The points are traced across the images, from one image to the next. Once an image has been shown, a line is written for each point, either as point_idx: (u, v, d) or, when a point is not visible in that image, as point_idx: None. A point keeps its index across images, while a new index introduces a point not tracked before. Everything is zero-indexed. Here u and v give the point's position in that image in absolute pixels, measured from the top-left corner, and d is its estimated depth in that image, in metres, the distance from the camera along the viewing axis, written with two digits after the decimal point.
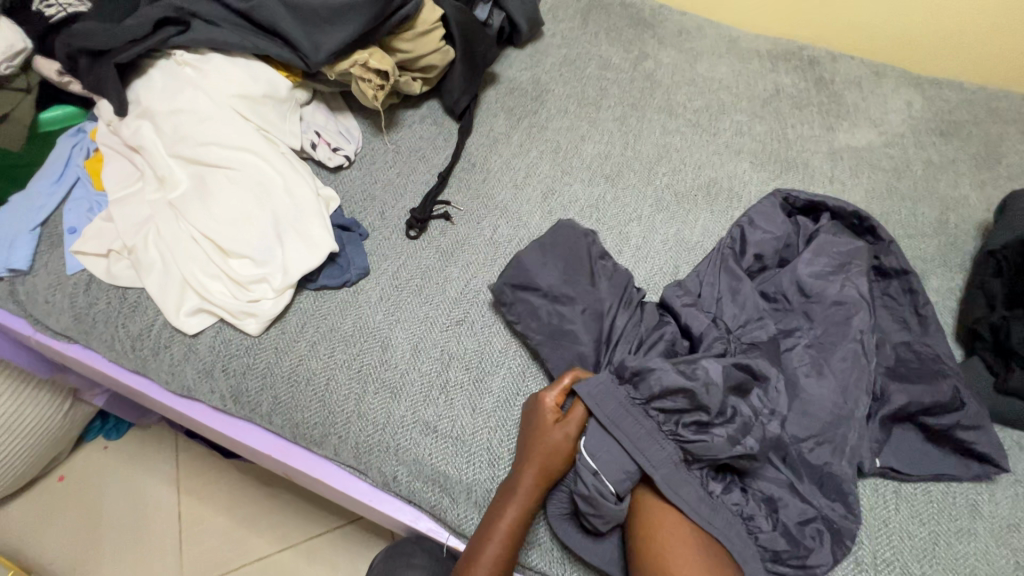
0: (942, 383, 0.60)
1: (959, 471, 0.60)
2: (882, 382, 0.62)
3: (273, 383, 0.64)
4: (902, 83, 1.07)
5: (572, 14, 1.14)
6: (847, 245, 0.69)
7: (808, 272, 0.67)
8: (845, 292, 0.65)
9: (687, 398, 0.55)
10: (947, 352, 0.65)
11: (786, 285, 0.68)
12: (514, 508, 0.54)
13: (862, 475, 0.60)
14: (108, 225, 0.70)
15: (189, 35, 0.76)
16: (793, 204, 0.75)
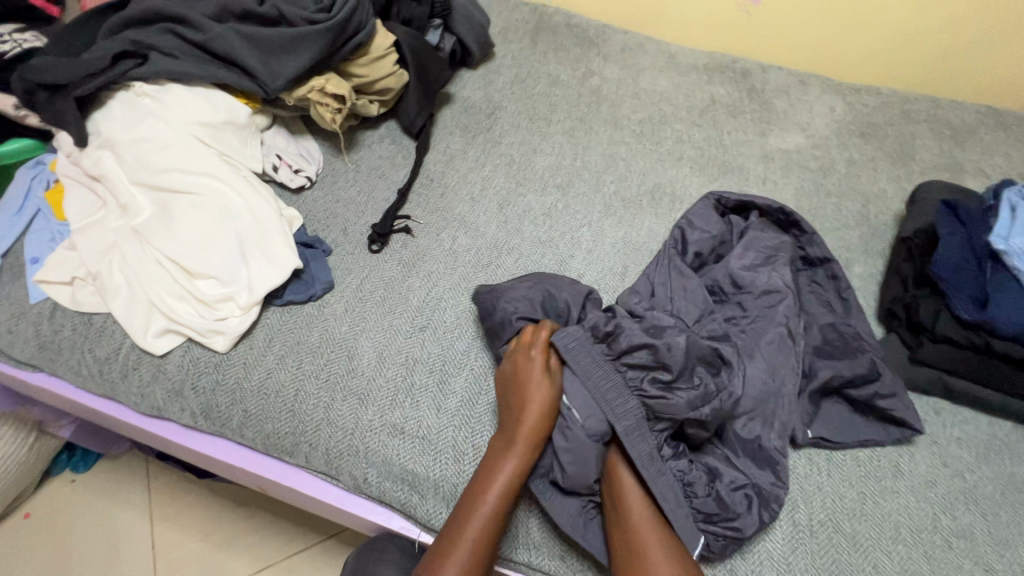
0: (861, 357, 0.67)
1: (881, 436, 0.66)
2: (809, 360, 0.68)
3: (242, 397, 0.66)
4: (825, 90, 1.16)
5: (522, 36, 1.21)
6: (773, 240, 0.76)
7: (739, 265, 0.74)
8: (772, 281, 0.72)
9: (650, 354, 0.61)
10: (866, 330, 0.71)
11: (721, 278, 0.74)
12: (515, 455, 0.59)
13: (797, 447, 0.66)
14: (72, 253, 0.72)
15: (148, 67, 0.78)
16: (726, 205, 0.82)
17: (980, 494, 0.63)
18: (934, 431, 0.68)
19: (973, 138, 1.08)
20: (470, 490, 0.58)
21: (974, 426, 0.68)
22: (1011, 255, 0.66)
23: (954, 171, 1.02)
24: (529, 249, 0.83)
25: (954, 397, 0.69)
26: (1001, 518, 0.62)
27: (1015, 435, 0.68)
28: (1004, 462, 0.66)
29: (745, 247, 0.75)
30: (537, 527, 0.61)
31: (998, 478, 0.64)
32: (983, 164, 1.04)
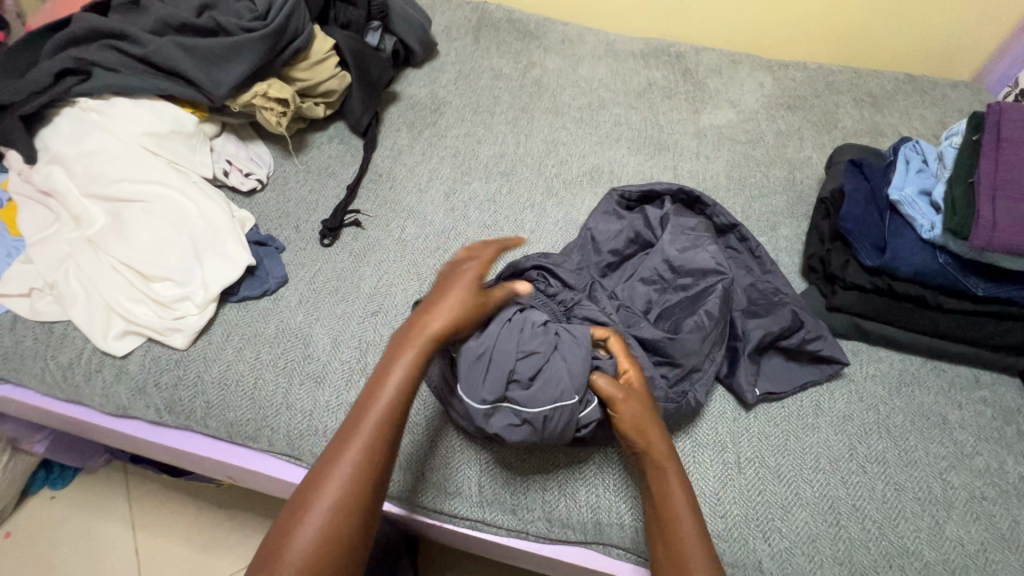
0: (783, 310, 0.70)
1: (818, 376, 0.72)
2: (742, 323, 0.71)
3: (203, 389, 0.70)
4: (756, 67, 1.21)
5: (464, 33, 1.24)
6: (693, 220, 0.79)
7: (673, 249, 0.74)
8: (704, 259, 0.71)
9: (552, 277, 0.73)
10: (785, 284, 0.77)
11: (658, 265, 0.73)
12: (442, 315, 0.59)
13: (749, 408, 0.70)
14: (28, 266, 0.74)
15: (92, 84, 0.81)
16: (630, 198, 0.85)
17: (892, 422, 0.69)
18: (852, 369, 0.74)
19: (893, 104, 1.15)
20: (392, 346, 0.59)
21: (887, 363, 0.74)
22: (903, 203, 0.73)
23: (874, 136, 1.09)
24: (476, 233, 0.87)
25: (869, 338, 0.75)
26: (911, 442, 0.68)
27: (923, 368, 0.74)
28: (914, 393, 0.72)
29: (673, 231, 0.75)
30: (488, 485, 0.64)
31: (909, 407, 0.71)
32: (901, 128, 1.11)
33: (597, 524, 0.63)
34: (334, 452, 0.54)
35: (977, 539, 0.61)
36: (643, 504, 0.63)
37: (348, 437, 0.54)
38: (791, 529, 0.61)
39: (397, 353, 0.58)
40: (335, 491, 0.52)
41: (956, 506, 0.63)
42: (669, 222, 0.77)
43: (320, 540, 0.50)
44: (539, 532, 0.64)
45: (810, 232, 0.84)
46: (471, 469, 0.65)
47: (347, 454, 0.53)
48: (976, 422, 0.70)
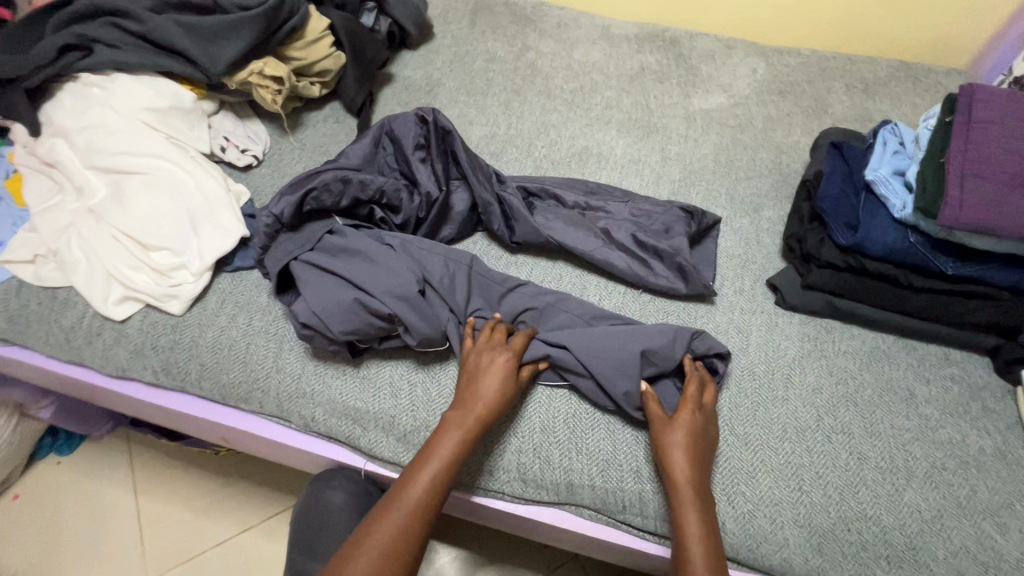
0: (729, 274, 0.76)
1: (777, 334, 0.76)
2: (697, 284, 0.76)
3: (198, 353, 0.73)
4: (750, 52, 1.22)
5: (461, 16, 1.26)
6: (658, 209, 0.84)
7: (646, 231, 0.81)
8: (676, 243, 0.79)
9: (506, 220, 0.82)
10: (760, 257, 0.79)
11: (626, 235, 0.80)
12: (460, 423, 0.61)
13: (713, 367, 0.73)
14: (32, 234, 0.78)
15: (94, 59, 0.84)
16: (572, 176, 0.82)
17: (860, 396, 0.72)
18: (823, 345, 0.76)
19: (884, 90, 1.15)
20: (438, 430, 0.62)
21: (859, 340, 0.76)
22: (877, 183, 0.75)
23: (863, 122, 1.10)
24: None
25: (842, 316, 0.77)
26: (876, 414, 0.70)
27: (894, 345, 0.76)
28: (883, 368, 0.74)
29: (651, 218, 0.83)
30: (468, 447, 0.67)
31: (877, 382, 0.73)
32: (891, 114, 1.11)
33: (571, 486, 0.65)
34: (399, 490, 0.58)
35: (934, 505, 0.63)
36: (615, 466, 0.65)
37: (414, 478, 0.58)
38: (755, 493, 0.64)
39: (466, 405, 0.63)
40: (399, 517, 0.55)
41: (916, 474, 0.65)
42: (646, 209, 0.84)
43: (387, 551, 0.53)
44: (516, 493, 0.67)
45: (790, 215, 0.86)
46: None
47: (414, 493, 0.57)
48: (942, 396, 0.72)
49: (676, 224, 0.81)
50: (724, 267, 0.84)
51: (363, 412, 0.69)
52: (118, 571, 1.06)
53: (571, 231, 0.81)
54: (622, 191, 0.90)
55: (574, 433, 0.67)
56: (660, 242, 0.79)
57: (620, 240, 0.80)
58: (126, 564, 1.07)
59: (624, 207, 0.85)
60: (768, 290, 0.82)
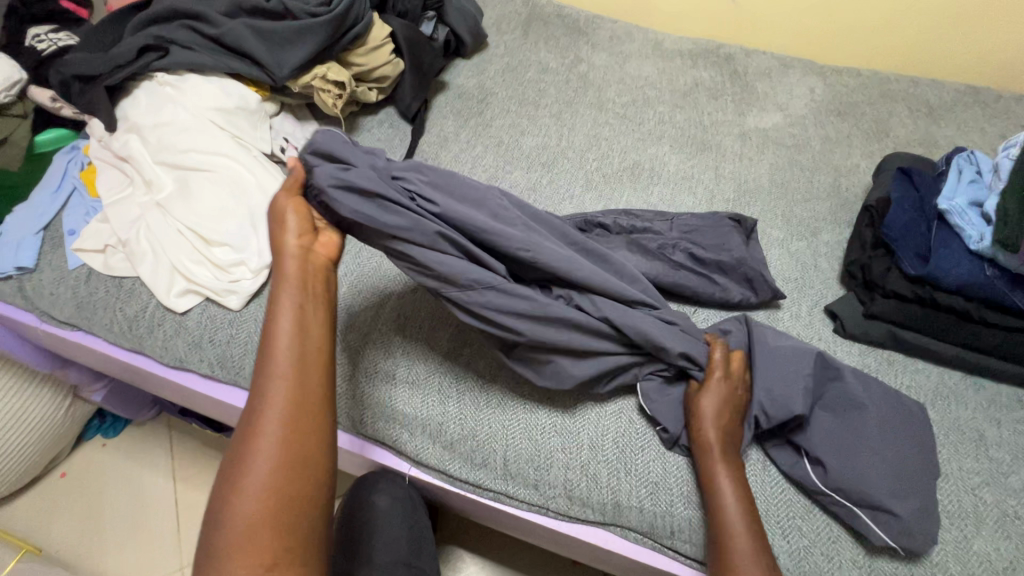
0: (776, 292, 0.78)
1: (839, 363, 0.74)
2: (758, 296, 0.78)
3: (253, 348, 0.75)
4: (808, 71, 1.19)
5: (514, 27, 1.26)
6: (710, 220, 0.84)
7: (701, 248, 0.80)
8: (734, 257, 0.79)
9: None
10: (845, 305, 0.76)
11: (684, 253, 0.79)
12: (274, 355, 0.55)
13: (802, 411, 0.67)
14: (104, 225, 0.81)
15: (169, 60, 0.88)
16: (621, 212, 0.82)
17: None
18: (885, 378, 0.73)
19: (950, 116, 1.11)
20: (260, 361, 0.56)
21: (924, 375, 0.73)
22: (951, 213, 0.72)
23: (929, 147, 1.05)
24: None
25: (906, 349, 0.74)
26: (942, 455, 0.67)
27: (962, 383, 0.72)
28: (950, 407, 0.70)
29: (704, 232, 0.82)
30: (513, 462, 0.67)
31: (943, 420, 0.69)
32: (957, 140, 1.07)
33: (616, 507, 0.64)
34: (246, 438, 0.52)
35: (1007, 557, 0.60)
36: (666, 491, 0.64)
37: (256, 439, 0.51)
38: (812, 529, 0.62)
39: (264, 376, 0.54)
40: (257, 487, 0.49)
41: (987, 522, 0.62)
42: (696, 224, 0.83)
43: (251, 522, 0.48)
44: (550, 503, 0.67)
45: (852, 239, 0.83)
46: (500, 440, 0.68)
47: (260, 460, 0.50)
48: (1015, 441, 0.68)
49: (732, 233, 0.82)
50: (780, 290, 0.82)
51: (419, 422, 0.70)
52: (155, 554, 1.09)
53: (633, 256, 0.79)
54: (656, 210, 0.88)
55: (623, 454, 0.66)
56: (716, 258, 0.78)
57: (677, 258, 0.78)
58: (162, 548, 1.10)
59: (670, 225, 0.84)
60: (826, 316, 0.79)
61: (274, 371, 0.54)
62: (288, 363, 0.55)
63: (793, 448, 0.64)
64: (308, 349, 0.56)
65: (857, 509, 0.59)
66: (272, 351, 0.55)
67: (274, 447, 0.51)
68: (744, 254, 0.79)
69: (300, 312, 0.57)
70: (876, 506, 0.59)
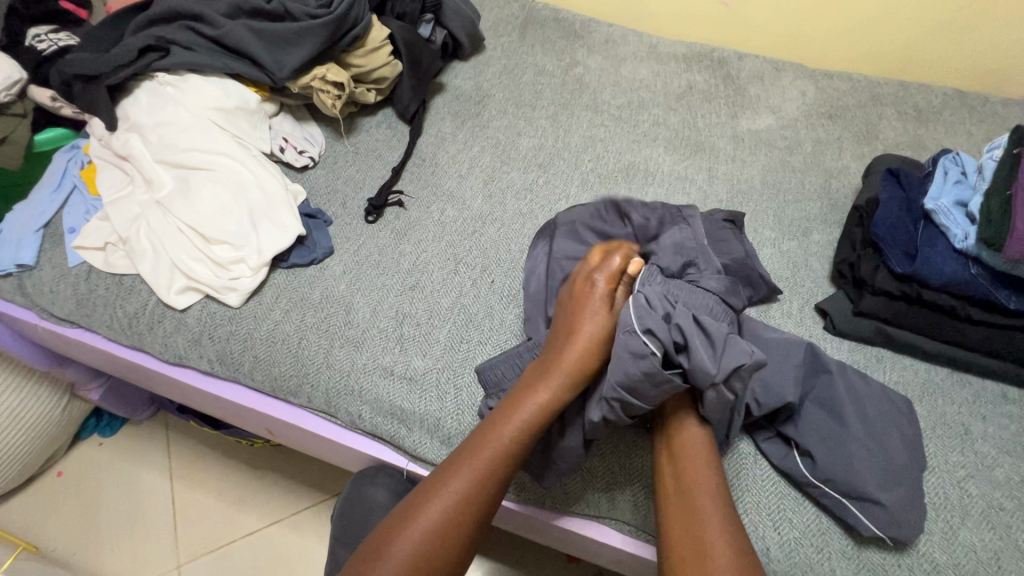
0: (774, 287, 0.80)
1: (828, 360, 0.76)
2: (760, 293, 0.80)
3: (252, 345, 0.76)
4: (799, 75, 1.21)
5: (511, 30, 1.28)
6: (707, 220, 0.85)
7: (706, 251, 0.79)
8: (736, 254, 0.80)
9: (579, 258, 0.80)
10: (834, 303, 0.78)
11: None
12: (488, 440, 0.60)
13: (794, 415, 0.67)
14: (104, 223, 0.82)
15: (170, 60, 0.89)
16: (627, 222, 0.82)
17: None
18: (873, 374, 0.74)
19: (938, 119, 1.13)
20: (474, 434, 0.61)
21: (911, 371, 0.75)
22: (937, 212, 0.74)
23: (917, 150, 1.07)
24: (510, 219, 0.90)
25: (895, 345, 0.75)
26: (929, 449, 0.68)
27: (948, 379, 0.74)
28: (937, 402, 0.72)
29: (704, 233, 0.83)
30: None
31: (930, 415, 0.71)
32: (945, 143, 1.09)
33: (609, 499, 0.66)
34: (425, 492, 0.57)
35: (991, 547, 0.61)
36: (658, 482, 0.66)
37: (438, 491, 0.57)
38: (801, 521, 0.63)
39: (527, 394, 0.62)
40: (439, 504, 0.56)
41: (972, 514, 0.63)
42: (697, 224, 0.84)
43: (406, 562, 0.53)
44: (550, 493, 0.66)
45: (841, 239, 0.85)
46: None
47: (445, 497, 0.57)
48: (999, 435, 0.69)
49: (729, 231, 0.83)
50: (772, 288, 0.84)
51: (417, 417, 0.71)
52: (152, 553, 1.09)
53: None
54: None
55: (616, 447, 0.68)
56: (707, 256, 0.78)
57: None
58: (159, 547, 1.10)
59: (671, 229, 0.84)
60: (817, 314, 0.81)
61: (537, 399, 0.62)
62: (507, 424, 0.60)
63: (783, 441, 0.66)
64: (500, 452, 0.60)
65: (845, 500, 0.61)
66: (558, 363, 0.64)
67: (442, 505, 0.56)
68: (745, 252, 0.81)
69: (552, 405, 0.62)
70: (864, 498, 0.60)
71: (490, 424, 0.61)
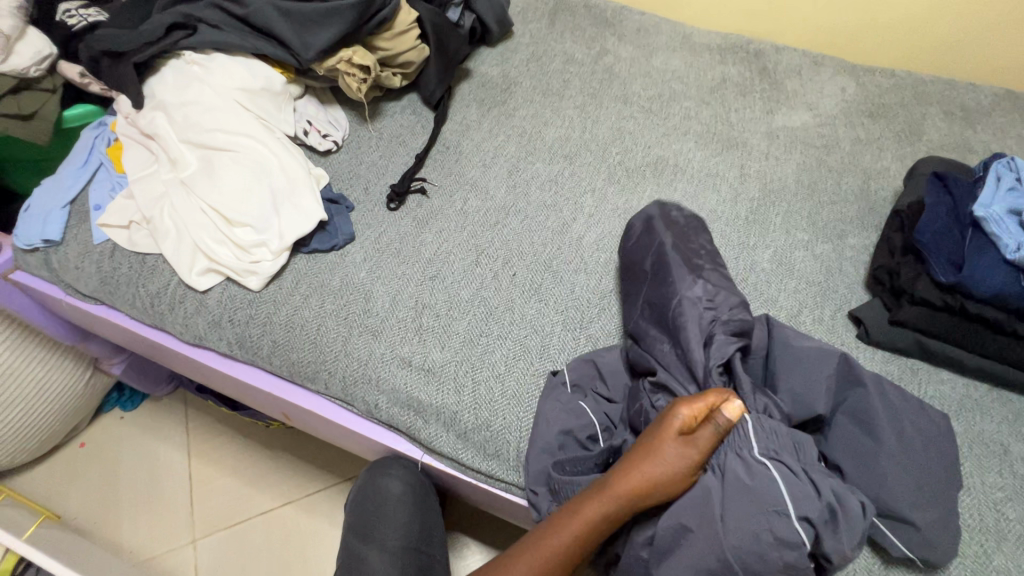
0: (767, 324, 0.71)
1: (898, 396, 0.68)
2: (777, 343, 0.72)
3: (271, 329, 0.76)
4: (839, 70, 1.15)
5: (540, 16, 1.25)
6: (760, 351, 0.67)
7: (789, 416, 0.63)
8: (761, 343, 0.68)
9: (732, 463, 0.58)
10: (867, 312, 0.76)
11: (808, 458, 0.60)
12: (528, 561, 0.57)
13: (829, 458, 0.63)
14: (129, 202, 0.82)
15: (197, 38, 0.88)
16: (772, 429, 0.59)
17: None
18: (908, 387, 0.71)
19: (986, 120, 1.07)
20: (517, 549, 0.58)
21: (948, 385, 0.71)
22: (988, 220, 0.70)
23: (963, 152, 1.02)
24: (534, 211, 0.89)
25: (932, 358, 0.72)
26: (965, 468, 0.65)
27: (988, 396, 0.71)
28: (975, 420, 0.69)
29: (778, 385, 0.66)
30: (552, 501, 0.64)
31: (967, 432, 0.68)
32: (993, 145, 1.04)
33: None
34: None
35: None
36: None
37: None
38: None
39: (572, 517, 0.57)
40: None
41: (1008, 538, 0.60)
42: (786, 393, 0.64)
43: None
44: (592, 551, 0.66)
45: (880, 245, 0.82)
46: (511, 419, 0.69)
47: None
48: None
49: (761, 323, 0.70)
50: (802, 293, 0.81)
51: (434, 410, 0.70)
52: (168, 527, 1.11)
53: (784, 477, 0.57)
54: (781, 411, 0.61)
55: None
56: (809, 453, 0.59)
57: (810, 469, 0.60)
58: (176, 522, 1.12)
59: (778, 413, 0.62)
60: (850, 322, 0.78)
61: (581, 518, 0.57)
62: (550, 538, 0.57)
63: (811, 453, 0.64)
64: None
65: (874, 518, 0.59)
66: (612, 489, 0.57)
67: None
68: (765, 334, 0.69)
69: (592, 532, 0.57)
70: (894, 517, 0.58)
71: (527, 539, 0.59)
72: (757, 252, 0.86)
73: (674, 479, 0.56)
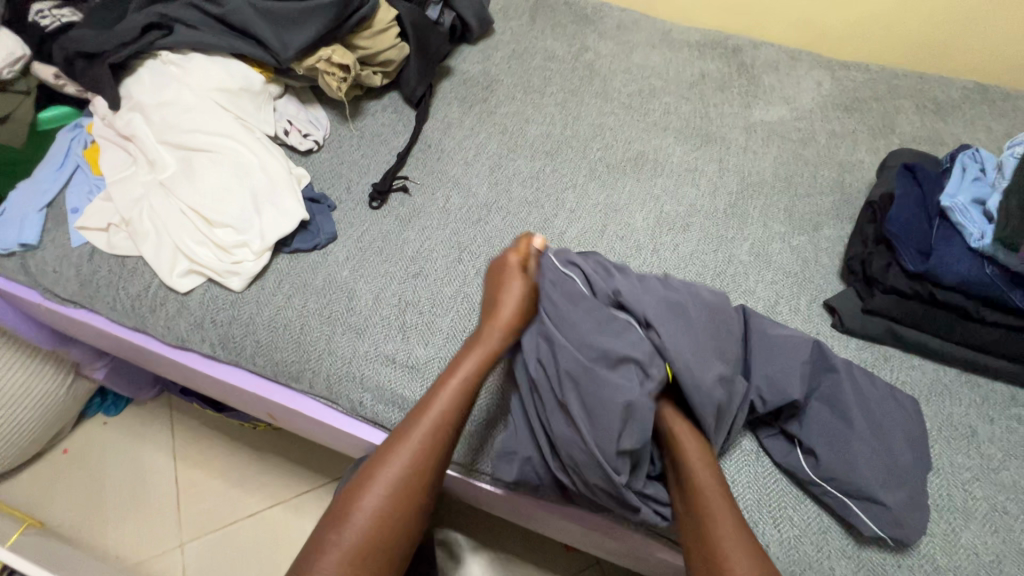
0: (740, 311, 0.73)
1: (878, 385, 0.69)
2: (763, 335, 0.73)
3: (254, 329, 0.76)
4: (815, 65, 1.17)
5: (521, 13, 1.25)
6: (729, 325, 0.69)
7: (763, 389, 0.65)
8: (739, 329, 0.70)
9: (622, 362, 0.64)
10: (841, 301, 0.77)
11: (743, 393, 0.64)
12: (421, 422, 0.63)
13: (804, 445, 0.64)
14: (107, 204, 0.81)
15: (174, 38, 0.87)
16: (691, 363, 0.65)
17: None
18: (880, 374, 0.73)
19: (957, 113, 1.10)
20: (412, 415, 0.64)
21: (919, 371, 0.74)
22: (954, 210, 0.72)
23: (934, 144, 1.05)
24: (516, 208, 0.89)
25: (902, 344, 0.74)
26: (934, 450, 0.67)
27: (956, 380, 0.73)
28: (944, 404, 0.71)
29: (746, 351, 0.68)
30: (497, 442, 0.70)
31: (937, 416, 0.70)
32: (964, 137, 1.06)
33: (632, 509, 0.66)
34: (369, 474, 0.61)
35: (993, 551, 0.60)
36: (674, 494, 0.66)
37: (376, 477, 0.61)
38: (802, 518, 0.63)
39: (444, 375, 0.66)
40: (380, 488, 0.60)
41: (975, 516, 0.63)
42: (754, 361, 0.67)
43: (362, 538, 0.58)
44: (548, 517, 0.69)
45: (854, 236, 0.84)
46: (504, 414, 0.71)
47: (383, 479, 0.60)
48: (1006, 438, 0.68)
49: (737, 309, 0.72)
50: (778, 284, 0.83)
51: None
52: (155, 530, 1.11)
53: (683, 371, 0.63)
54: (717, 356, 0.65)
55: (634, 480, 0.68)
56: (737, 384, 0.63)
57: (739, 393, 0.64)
58: (163, 525, 1.11)
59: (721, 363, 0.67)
60: (824, 311, 0.80)
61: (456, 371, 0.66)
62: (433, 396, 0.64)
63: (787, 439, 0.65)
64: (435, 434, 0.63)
65: (847, 500, 0.60)
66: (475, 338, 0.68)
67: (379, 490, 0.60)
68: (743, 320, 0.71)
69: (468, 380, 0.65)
70: (865, 498, 0.60)
71: (414, 409, 0.65)
72: (735, 245, 0.87)
73: (519, 310, 0.71)
